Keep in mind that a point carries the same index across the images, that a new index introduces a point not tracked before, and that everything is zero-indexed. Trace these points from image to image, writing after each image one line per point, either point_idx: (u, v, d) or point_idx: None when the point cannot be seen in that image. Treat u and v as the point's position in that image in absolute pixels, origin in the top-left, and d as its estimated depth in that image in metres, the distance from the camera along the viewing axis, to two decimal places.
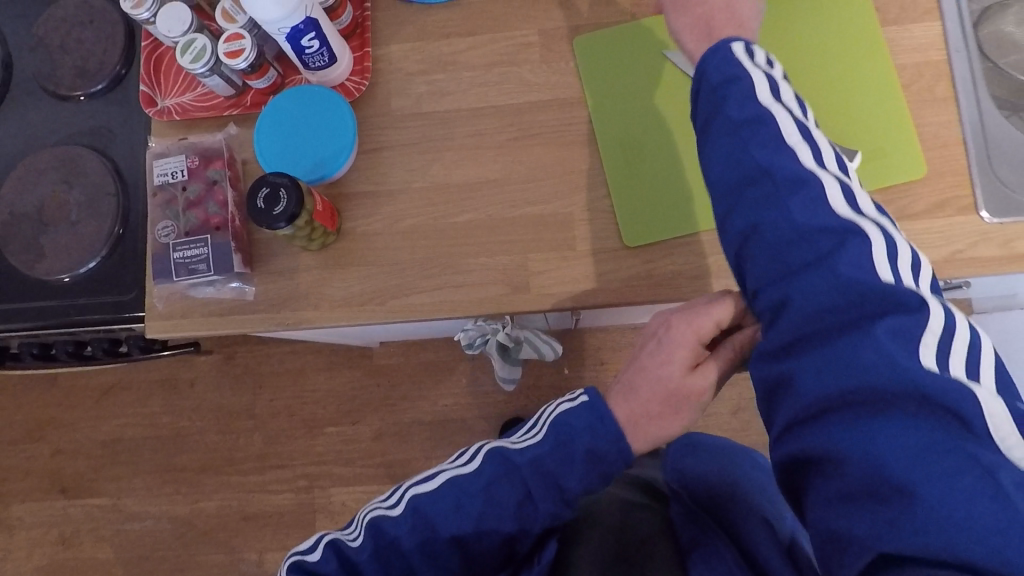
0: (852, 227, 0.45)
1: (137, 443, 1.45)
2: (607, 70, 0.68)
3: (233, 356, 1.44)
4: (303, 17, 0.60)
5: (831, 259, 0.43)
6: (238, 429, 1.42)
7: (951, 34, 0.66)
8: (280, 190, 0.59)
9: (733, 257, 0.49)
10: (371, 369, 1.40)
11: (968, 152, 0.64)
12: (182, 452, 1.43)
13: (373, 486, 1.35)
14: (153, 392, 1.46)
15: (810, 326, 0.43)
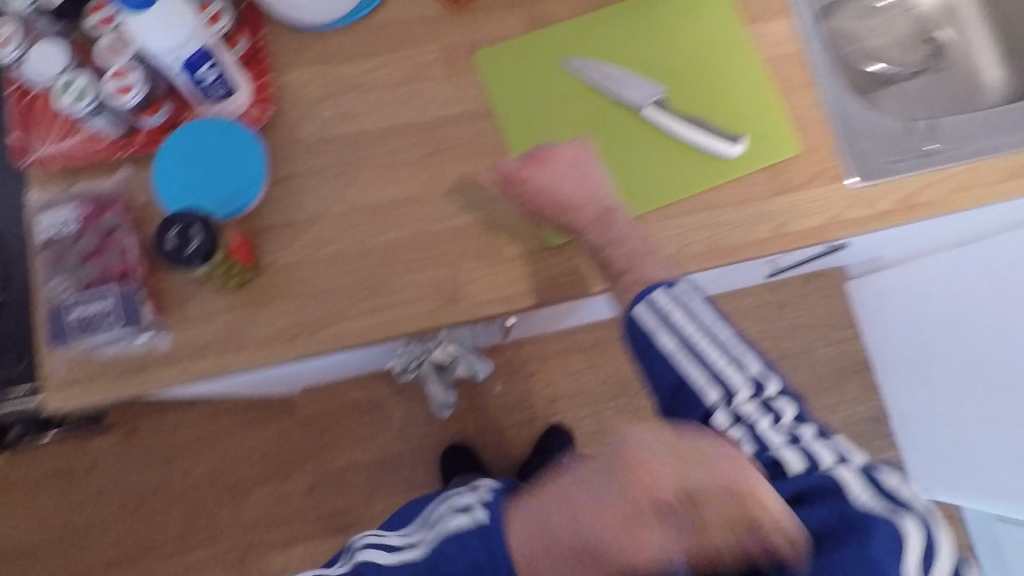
0: (729, 392, 0.51)
1: (32, 544, 1.28)
2: (511, 80, 0.71)
3: (134, 431, 1.31)
4: (199, 48, 0.57)
5: (676, 386, 0.53)
6: (147, 514, 1.29)
7: (804, 27, 0.75)
8: (191, 227, 0.56)
9: (650, 379, 0.55)
10: (296, 417, 1.32)
11: (832, 129, 0.72)
12: (85, 550, 1.27)
13: (313, 542, 1.28)
14: (41, 487, 1.29)
15: (680, 416, 0.53)
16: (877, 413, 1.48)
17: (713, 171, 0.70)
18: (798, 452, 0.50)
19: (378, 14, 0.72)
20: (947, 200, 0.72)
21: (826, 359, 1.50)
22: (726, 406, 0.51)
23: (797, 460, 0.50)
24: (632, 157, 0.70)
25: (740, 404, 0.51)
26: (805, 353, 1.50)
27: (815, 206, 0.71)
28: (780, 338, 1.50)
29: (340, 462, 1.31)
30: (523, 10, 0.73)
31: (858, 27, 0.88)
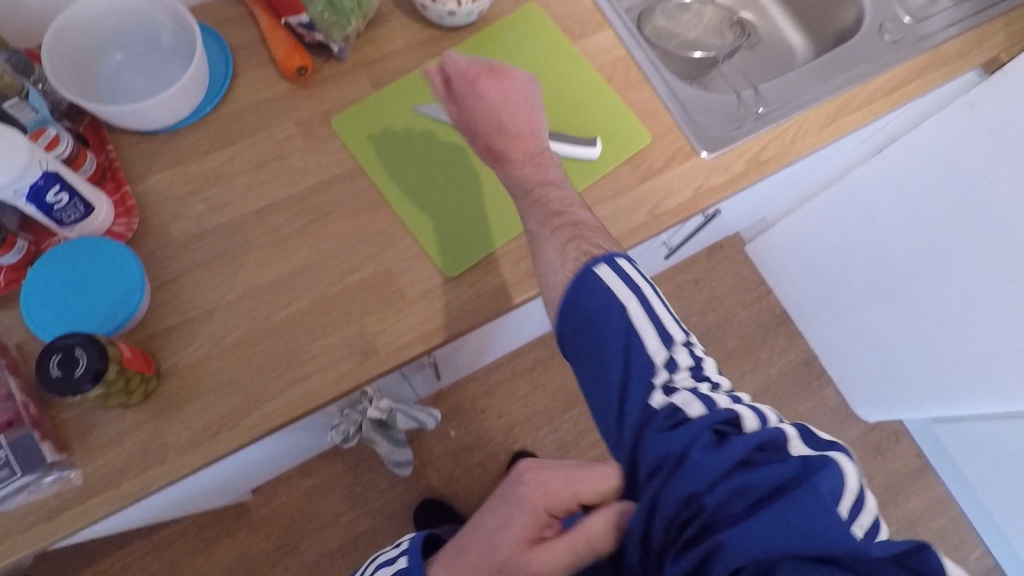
0: (667, 342, 0.53)
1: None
2: (371, 131, 0.74)
3: None
4: (41, 172, 0.57)
5: (624, 339, 0.53)
6: None
7: (622, 33, 0.83)
8: (76, 349, 0.54)
9: (561, 324, 0.57)
10: (253, 524, 1.25)
11: (672, 115, 0.80)
12: None
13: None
14: None
15: (619, 370, 0.52)
16: (808, 358, 1.57)
17: (583, 174, 0.75)
18: (734, 404, 0.50)
19: (228, 106, 0.74)
20: (787, 151, 0.80)
21: (748, 321, 1.58)
22: (657, 348, 0.52)
23: (751, 416, 0.48)
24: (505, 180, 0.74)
25: (667, 337, 0.53)
26: (729, 321, 1.58)
27: (678, 184, 0.77)
28: (703, 313, 1.58)
29: (311, 556, 1.24)
30: (365, 72, 0.77)
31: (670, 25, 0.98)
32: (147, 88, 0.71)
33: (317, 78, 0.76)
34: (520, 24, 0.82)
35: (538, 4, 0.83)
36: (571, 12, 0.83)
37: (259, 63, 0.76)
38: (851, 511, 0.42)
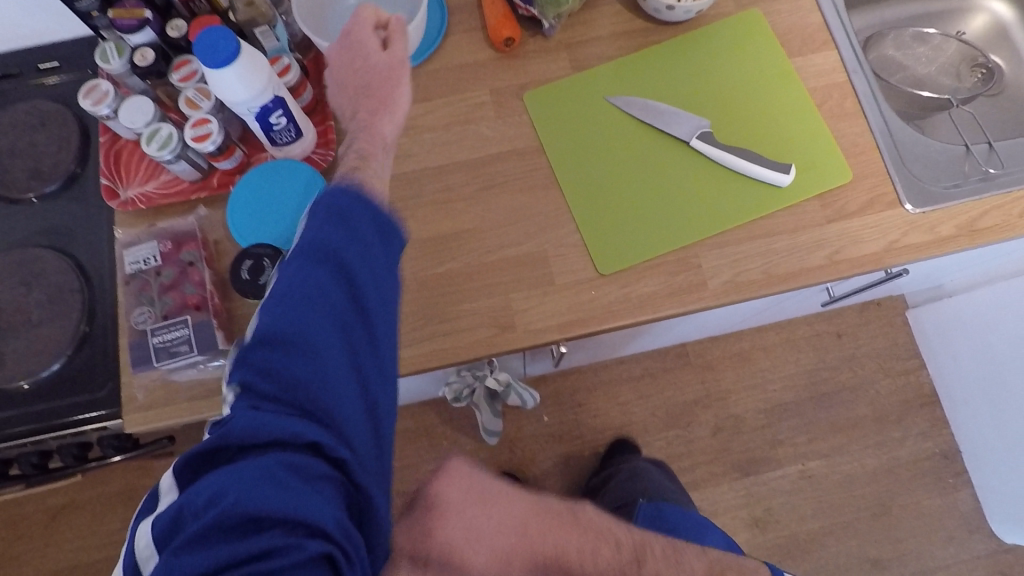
0: None
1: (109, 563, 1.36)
2: (559, 114, 0.75)
3: None
4: (272, 97, 0.63)
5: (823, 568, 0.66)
6: None
7: (846, 59, 0.76)
8: (264, 260, 0.60)
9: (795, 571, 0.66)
10: None
11: (882, 156, 0.72)
12: None
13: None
14: (114, 509, 1.39)
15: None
16: (948, 450, 1.39)
17: (767, 202, 0.70)
18: None
19: (432, 62, 0.77)
20: (1012, 224, 0.69)
21: (888, 392, 1.43)
22: None
23: None
24: (683, 191, 0.72)
25: None
26: (865, 386, 1.44)
27: (870, 233, 0.70)
28: (838, 368, 1.45)
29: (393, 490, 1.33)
30: (566, 53, 0.77)
31: (899, 55, 0.88)
32: None
33: (519, 50, 0.77)
34: (737, 30, 0.77)
35: (759, 10, 0.77)
36: (795, 25, 0.77)
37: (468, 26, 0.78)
38: None
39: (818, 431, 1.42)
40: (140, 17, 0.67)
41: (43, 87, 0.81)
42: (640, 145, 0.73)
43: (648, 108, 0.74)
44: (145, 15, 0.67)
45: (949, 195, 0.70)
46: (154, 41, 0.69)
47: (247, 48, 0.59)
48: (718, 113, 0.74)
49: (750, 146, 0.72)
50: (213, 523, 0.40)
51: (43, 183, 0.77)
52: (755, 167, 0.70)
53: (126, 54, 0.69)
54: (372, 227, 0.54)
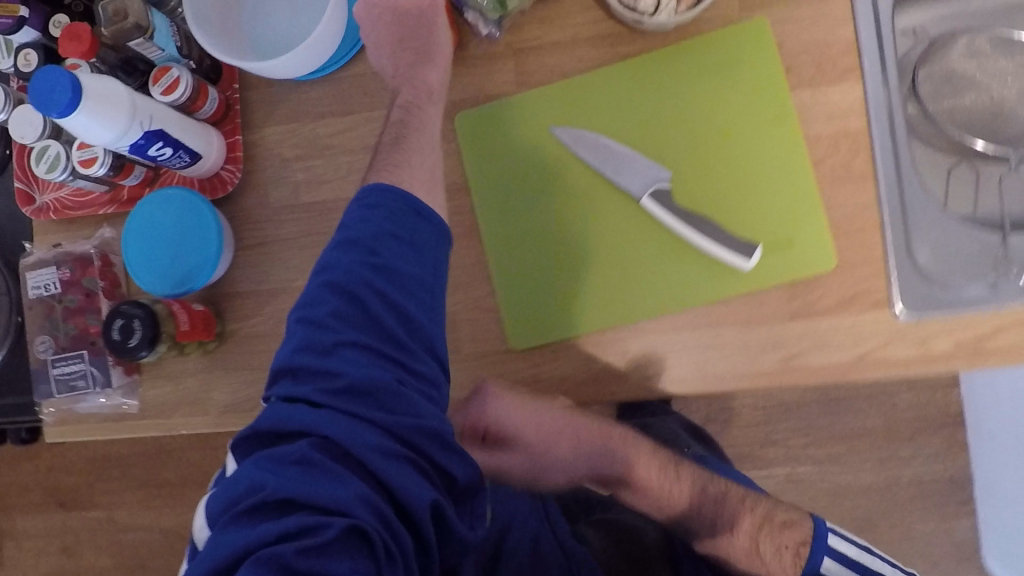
0: None
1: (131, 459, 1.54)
2: (492, 146, 0.63)
3: None
4: (142, 133, 0.56)
5: None
6: (215, 449, 1.48)
7: (873, 96, 0.57)
8: (133, 321, 0.58)
9: None
10: None
11: (885, 238, 0.57)
12: (167, 470, 1.51)
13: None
14: None
15: None
16: (958, 476, 1.20)
17: (721, 287, 0.59)
18: None
19: (354, 65, 0.65)
20: None
21: (909, 406, 1.22)
22: None
23: None
24: (623, 261, 0.60)
25: None
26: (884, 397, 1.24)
27: (840, 337, 0.57)
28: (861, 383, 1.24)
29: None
30: (512, 63, 0.63)
31: (974, 66, 0.66)
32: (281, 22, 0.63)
33: (457, 56, 0.63)
34: (731, 41, 0.59)
35: (770, 18, 0.58)
36: (814, 43, 0.58)
37: None
38: None
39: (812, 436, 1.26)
40: (16, 16, 0.59)
41: None
42: (582, 197, 0.61)
43: (600, 148, 0.60)
44: (21, 12, 0.59)
45: (954, 302, 0.56)
46: (38, 40, 0.61)
47: (92, 86, 0.51)
48: (685, 163, 0.59)
49: (715, 212, 0.59)
50: (255, 504, 0.43)
51: None
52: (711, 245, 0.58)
53: (13, 55, 0.62)
54: (409, 239, 0.54)
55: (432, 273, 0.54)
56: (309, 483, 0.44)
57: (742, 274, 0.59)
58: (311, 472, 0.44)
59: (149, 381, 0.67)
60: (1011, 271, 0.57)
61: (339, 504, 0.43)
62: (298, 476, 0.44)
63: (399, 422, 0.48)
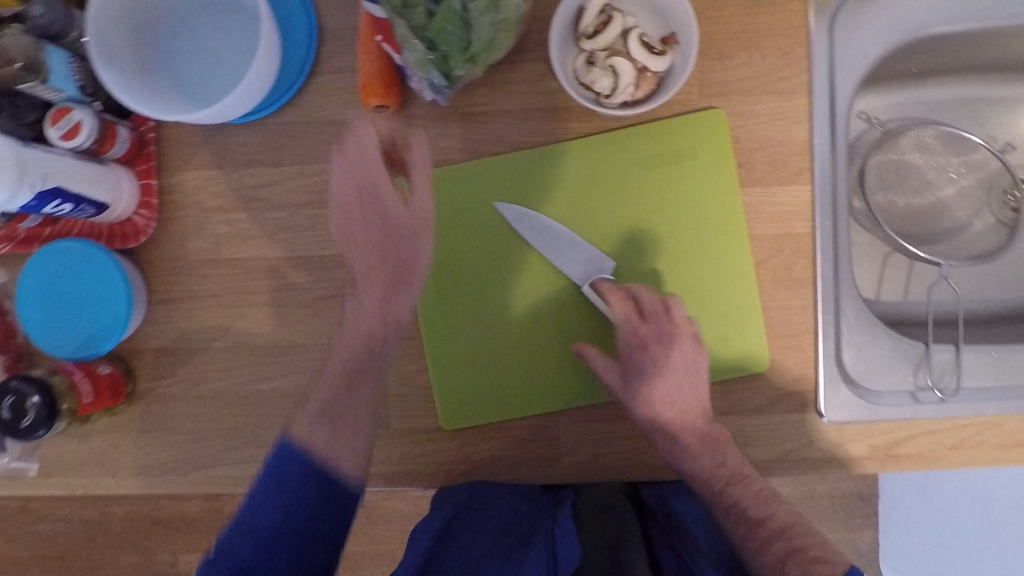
0: None
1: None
2: (431, 215, 0.60)
3: None
4: (33, 195, 0.49)
5: None
6: None
7: (820, 198, 0.57)
8: (27, 400, 0.52)
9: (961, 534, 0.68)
10: None
11: (817, 344, 0.58)
12: None
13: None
14: None
15: None
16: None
17: None
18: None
19: (288, 112, 0.60)
20: (937, 457, 0.57)
21: None
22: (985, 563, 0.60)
23: None
24: (560, 345, 0.60)
25: None
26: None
27: (766, 436, 0.58)
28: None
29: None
30: (461, 128, 0.59)
31: (919, 159, 0.68)
32: (208, 62, 0.57)
33: (403, 115, 0.59)
34: (689, 134, 0.57)
35: (727, 110, 0.57)
36: (768, 141, 0.57)
37: (342, 67, 0.59)
38: None
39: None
40: None
41: None
42: (521, 278, 0.60)
43: (542, 230, 0.58)
44: None
45: (879, 411, 0.58)
46: None
47: None
48: (628, 254, 0.59)
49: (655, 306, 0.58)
50: None
51: None
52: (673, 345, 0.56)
53: None
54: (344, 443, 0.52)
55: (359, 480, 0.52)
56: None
57: None
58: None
59: (49, 440, 0.62)
60: (927, 381, 0.59)
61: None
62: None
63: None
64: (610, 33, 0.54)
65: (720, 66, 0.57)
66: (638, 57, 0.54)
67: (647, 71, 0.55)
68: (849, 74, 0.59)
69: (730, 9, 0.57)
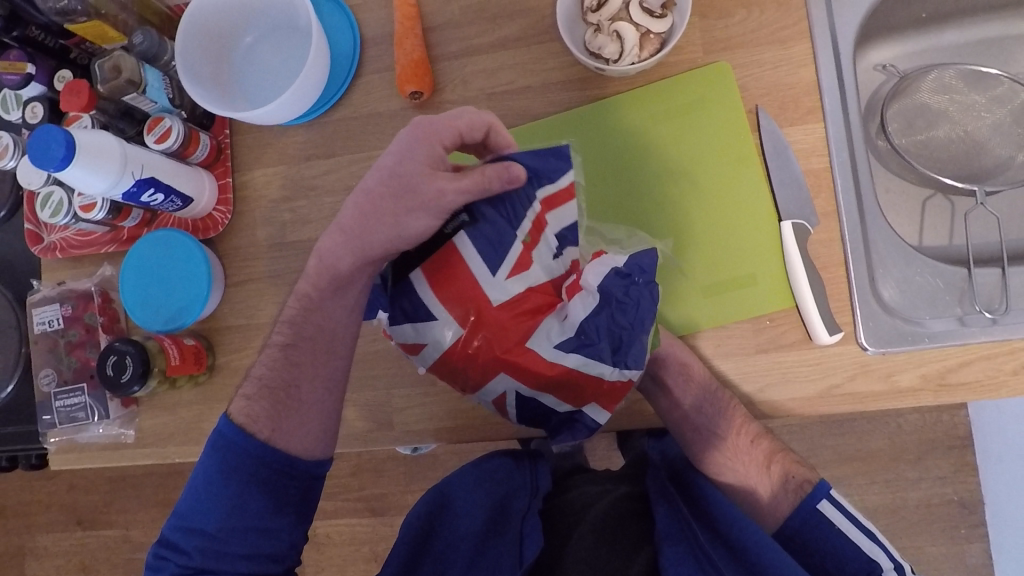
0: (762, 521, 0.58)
1: (140, 479, 1.44)
2: (630, 105, 0.63)
3: None
4: (134, 181, 0.59)
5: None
6: None
7: (834, 134, 0.59)
8: (126, 357, 0.64)
9: None
10: None
11: (850, 273, 0.58)
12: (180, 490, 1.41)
13: (352, 520, 1.33)
14: None
15: None
16: (970, 500, 1.07)
17: (691, 314, 0.60)
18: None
19: (338, 111, 0.69)
20: (998, 383, 0.55)
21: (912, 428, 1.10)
22: None
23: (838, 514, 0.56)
24: (731, 243, 0.60)
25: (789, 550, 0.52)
26: (887, 419, 1.10)
27: (807, 372, 0.58)
28: (882, 420, 1.09)
29: (379, 453, 1.31)
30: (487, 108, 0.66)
31: (944, 101, 0.68)
32: (272, 73, 0.67)
33: (437, 103, 0.67)
34: (700, 87, 0.61)
35: (733, 62, 0.61)
36: (775, 85, 0.60)
37: (381, 67, 0.68)
38: (808, 498, 0.57)
39: (834, 468, 1.10)
40: (24, 72, 0.64)
41: None
42: (710, 159, 0.61)
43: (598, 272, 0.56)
44: (29, 69, 0.64)
45: (926, 337, 0.56)
46: (44, 93, 0.66)
47: (84, 141, 0.55)
48: (724, 181, 0.60)
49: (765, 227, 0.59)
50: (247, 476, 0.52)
51: None
52: (812, 304, 0.56)
53: (22, 107, 0.67)
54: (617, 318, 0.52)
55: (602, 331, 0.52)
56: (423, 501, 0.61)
57: (713, 307, 0.60)
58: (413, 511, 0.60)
59: (146, 411, 0.70)
60: (974, 306, 0.59)
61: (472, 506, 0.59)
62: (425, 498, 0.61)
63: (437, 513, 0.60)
64: (612, 5, 0.59)
65: (721, 23, 0.61)
66: (639, 21, 0.59)
67: (650, 33, 0.59)
68: (848, 19, 0.61)
69: None
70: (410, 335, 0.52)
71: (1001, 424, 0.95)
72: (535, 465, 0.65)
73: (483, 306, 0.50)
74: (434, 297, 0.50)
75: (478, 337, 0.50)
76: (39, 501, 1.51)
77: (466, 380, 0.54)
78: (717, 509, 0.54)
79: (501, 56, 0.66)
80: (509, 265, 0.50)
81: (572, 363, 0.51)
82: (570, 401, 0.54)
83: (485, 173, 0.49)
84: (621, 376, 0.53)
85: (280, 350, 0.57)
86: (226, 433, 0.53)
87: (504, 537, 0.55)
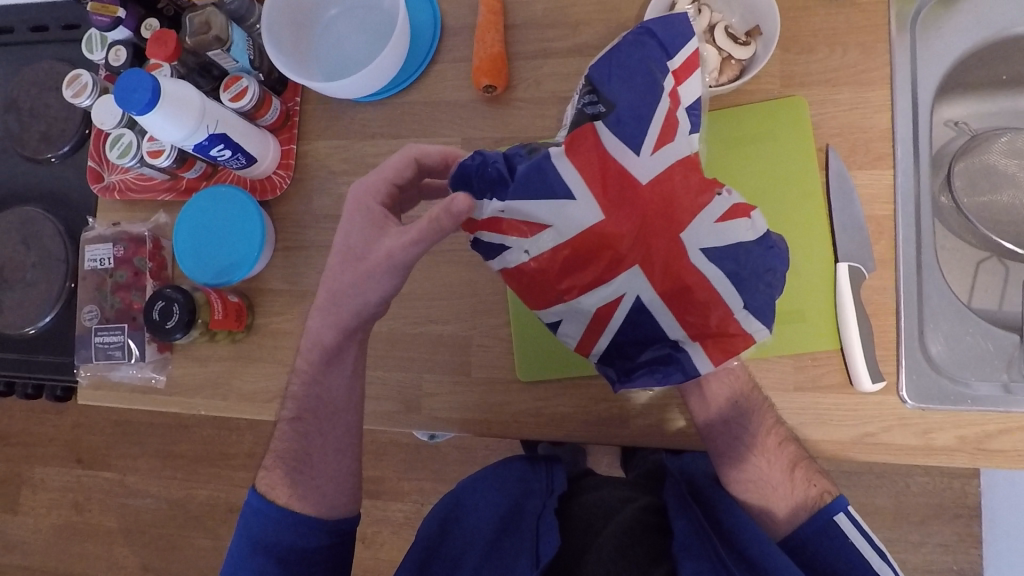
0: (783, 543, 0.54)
1: (145, 427, 1.46)
2: (740, 121, 0.62)
3: None
4: (207, 135, 0.60)
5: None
6: (231, 430, 1.40)
7: (902, 184, 0.59)
8: (174, 305, 0.65)
9: None
10: None
11: (900, 323, 0.57)
12: (183, 443, 1.43)
13: None
14: None
15: None
16: (970, 571, 1.05)
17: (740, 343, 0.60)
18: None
19: (409, 94, 0.70)
20: None
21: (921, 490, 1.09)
22: None
23: (853, 530, 0.52)
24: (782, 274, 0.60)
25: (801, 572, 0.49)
26: (895, 478, 1.08)
27: (842, 416, 0.57)
28: (892, 478, 1.08)
29: (384, 436, 1.32)
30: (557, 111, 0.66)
31: (1012, 166, 0.68)
32: (350, 49, 0.68)
33: (508, 99, 0.67)
34: (771, 119, 0.61)
35: (811, 98, 0.61)
36: (849, 127, 0.60)
37: (458, 57, 0.69)
38: (832, 510, 0.53)
39: None
40: (114, 16, 0.65)
41: (59, 44, 0.81)
42: (779, 189, 0.61)
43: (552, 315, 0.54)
44: (119, 13, 0.65)
45: (970, 398, 0.56)
46: (129, 38, 0.68)
47: (168, 89, 0.57)
48: (782, 213, 0.61)
49: (819, 264, 0.59)
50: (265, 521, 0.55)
51: (55, 144, 0.79)
52: (858, 349, 0.56)
53: (105, 49, 0.69)
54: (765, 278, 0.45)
55: (752, 269, 0.45)
56: (439, 506, 0.62)
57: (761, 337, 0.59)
58: (429, 518, 0.61)
59: (179, 360, 0.71)
60: (1021, 375, 0.59)
61: (491, 503, 0.60)
62: (441, 503, 0.62)
63: (455, 513, 0.61)
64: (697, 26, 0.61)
65: (804, 59, 0.61)
66: (723, 46, 0.60)
67: (732, 58, 0.60)
68: (931, 71, 0.61)
69: (814, 9, 0.61)
70: (538, 210, 0.44)
71: (1015, 500, 0.94)
72: (551, 471, 0.64)
73: (627, 178, 0.44)
74: (573, 172, 0.44)
75: (615, 216, 0.44)
76: (43, 433, 1.53)
77: (573, 278, 0.45)
78: (736, 524, 0.53)
79: (578, 62, 0.66)
80: (651, 143, 0.44)
81: (707, 274, 0.44)
82: (688, 327, 0.46)
83: (401, 156, 0.56)
84: (745, 321, 0.46)
85: (287, 424, 0.59)
86: (254, 507, 0.56)
87: (523, 526, 0.56)
